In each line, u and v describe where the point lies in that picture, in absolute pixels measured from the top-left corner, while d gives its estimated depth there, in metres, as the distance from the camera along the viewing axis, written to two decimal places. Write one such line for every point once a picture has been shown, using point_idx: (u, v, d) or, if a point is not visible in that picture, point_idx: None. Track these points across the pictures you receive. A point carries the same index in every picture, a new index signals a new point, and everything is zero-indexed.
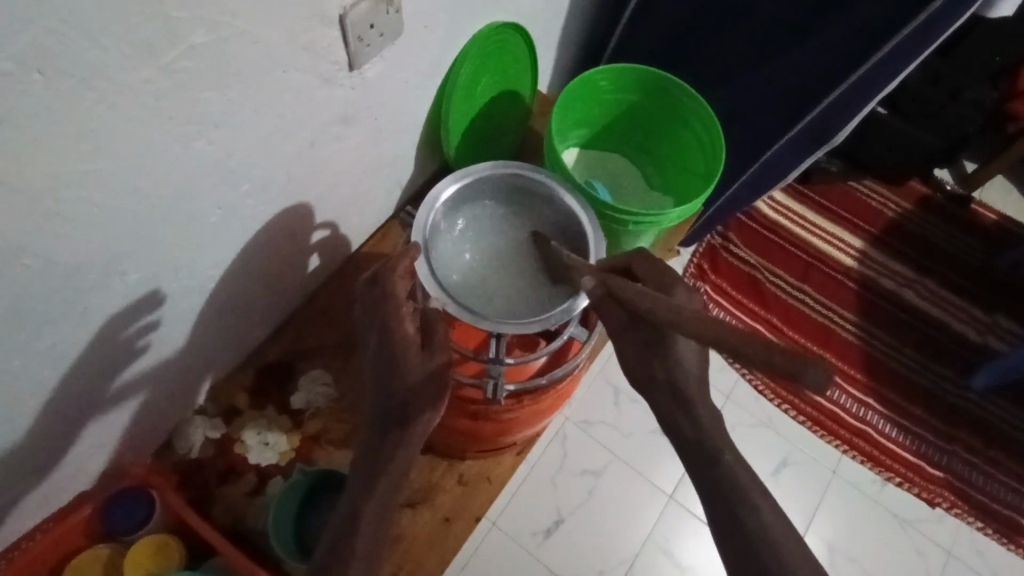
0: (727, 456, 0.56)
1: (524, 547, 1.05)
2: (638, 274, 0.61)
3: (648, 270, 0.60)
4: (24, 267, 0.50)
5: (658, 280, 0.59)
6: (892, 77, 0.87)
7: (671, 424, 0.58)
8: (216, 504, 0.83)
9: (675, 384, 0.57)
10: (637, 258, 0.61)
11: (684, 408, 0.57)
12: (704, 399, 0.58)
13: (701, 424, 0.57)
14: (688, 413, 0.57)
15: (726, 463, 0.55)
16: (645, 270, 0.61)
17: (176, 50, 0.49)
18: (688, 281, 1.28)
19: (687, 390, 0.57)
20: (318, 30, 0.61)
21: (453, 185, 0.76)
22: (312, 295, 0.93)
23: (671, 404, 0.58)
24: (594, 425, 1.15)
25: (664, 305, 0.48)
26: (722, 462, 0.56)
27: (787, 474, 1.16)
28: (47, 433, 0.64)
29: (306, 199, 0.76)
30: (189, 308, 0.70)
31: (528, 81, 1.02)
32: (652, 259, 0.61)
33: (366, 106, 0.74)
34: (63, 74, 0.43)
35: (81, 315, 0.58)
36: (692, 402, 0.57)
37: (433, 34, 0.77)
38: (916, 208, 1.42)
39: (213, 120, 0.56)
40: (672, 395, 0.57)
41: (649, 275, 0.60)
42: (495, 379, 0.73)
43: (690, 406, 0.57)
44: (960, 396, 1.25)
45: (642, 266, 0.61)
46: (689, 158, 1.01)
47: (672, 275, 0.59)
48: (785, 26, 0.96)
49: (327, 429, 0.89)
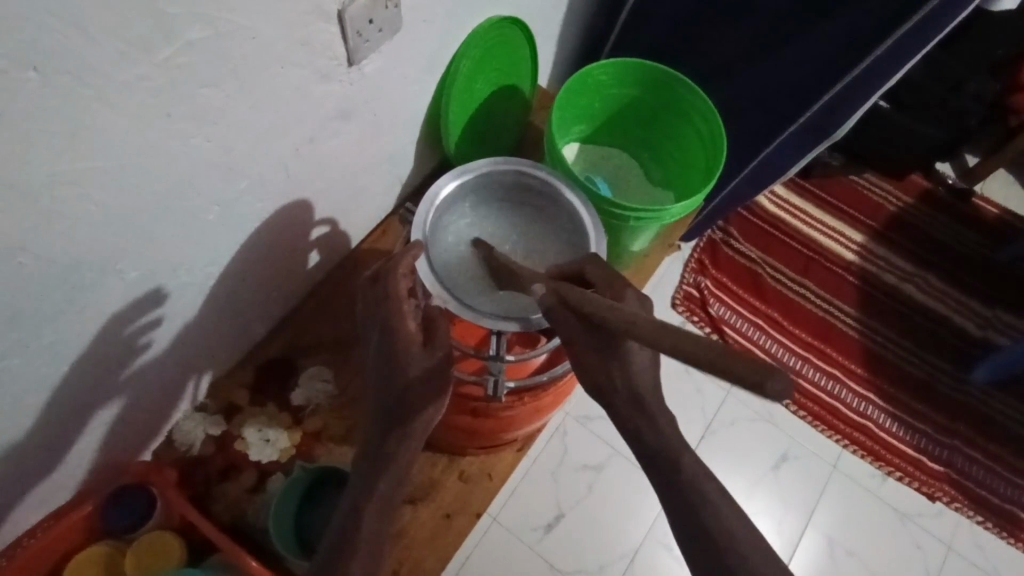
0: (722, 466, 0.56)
1: (525, 542, 1.05)
2: (591, 278, 0.61)
3: (599, 274, 0.61)
4: (19, 265, 0.49)
5: (612, 285, 0.59)
6: (893, 72, 0.87)
7: (632, 432, 0.57)
8: (217, 501, 0.83)
9: (632, 387, 0.56)
10: (588, 262, 0.62)
11: (649, 418, 0.56)
12: (660, 405, 0.57)
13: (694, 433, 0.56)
14: (648, 420, 0.56)
15: (685, 466, 0.54)
16: (597, 274, 0.61)
17: (172, 46, 0.49)
18: (689, 276, 1.28)
19: (644, 393, 0.56)
20: (316, 25, 0.60)
21: (453, 181, 0.76)
22: (312, 291, 0.93)
23: (629, 410, 0.56)
24: (595, 420, 1.15)
25: (591, 299, 0.50)
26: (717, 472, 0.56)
27: (787, 469, 1.16)
28: (47, 430, 0.64)
29: (305, 195, 0.75)
30: (189, 305, 0.70)
31: (528, 74, 1.01)
32: (604, 264, 0.62)
33: (364, 103, 0.74)
34: (55, 70, 0.43)
35: (78, 314, 0.57)
36: (650, 408, 0.56)
37: (432, 29, 0.77)
38: (917, 203, 1.41)
39: (210, 118, 0.56)
40: (627, 398, 0.56)
41: (602, 279, 0.61)
42: (496, 376, 0.73)
43: (650, 412, 0.56)
44: (958, 389, 1.25)
45: (594, 269, 0.62)
46: (690, 152, 1.00)
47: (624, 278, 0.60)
48: (786, 19, 0.95)
49: (327, 427, 0.89)
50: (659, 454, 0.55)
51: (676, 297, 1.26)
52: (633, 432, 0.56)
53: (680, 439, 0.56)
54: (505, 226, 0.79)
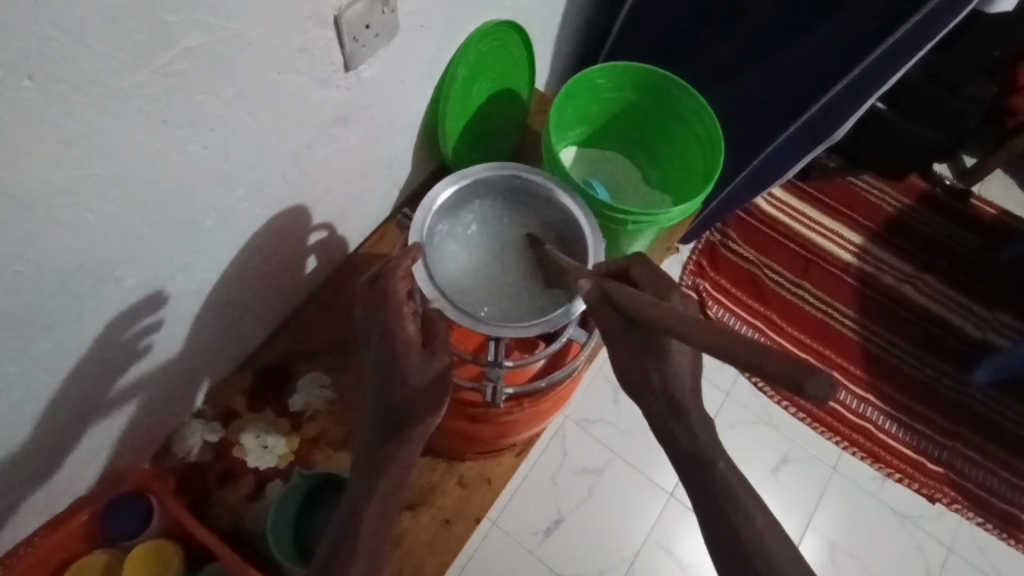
0: (721, 469, 0.56)
1: (526, 547, 1.05)
2: (636, 278, 0.60)
3: (645, 275, 0.60)
4: (16, 273, 0.49)
5: (657, 283, 0.59)
6: (889, 76, 0.87)
7: None
8: (216, 508, 0.83)
9: (668, 388, 0.57)
10: (635, 261, 0.61)
11: None
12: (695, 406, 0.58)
13: (694, 438, 0.56)
14: (682, 421, 0.57)
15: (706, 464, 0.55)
16: (644, 274, 0.60)
17: (169, 53, 0.49)
18: (688, 278, 1.28)
19: (680, 394, 0.57)
20: (312, 32, 0.60)
21: (450, 186, 0.75)
22: (311, 296, 0.93)
23: (664, 411, 0.57)
24: (594, 423, 1.15)
25: (642, 298, 0.50)
26: (716, 474, 0.55)
27: (787, 472, 1.16)
28: (45, 438, 0.64)
29: (302, 201, 0.75)
30: (185, 313, 0.70)
31: (526, 78, 1.00)
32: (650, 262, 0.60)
33: (363, 107, 0.74)
34: (53, 79, 0.43)
35: (76, 320, 0.57)
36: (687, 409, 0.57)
37: (430, 33, 0.77)
38: (915, 204, 1.41)
39: (208, 124, 0.56)
40: None
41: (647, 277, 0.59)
42: (495, 383, 0.74)
43: None
44: (957, 390, 1.25)
45: (640, 269, 0.60)
46: (688, 156, 1.00)
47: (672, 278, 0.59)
48: (783, 22, 0.95)
49: (325, 432, 0.88)
50: (690, 454, 0.56)
51: None
52: (666, 433, 0.58)
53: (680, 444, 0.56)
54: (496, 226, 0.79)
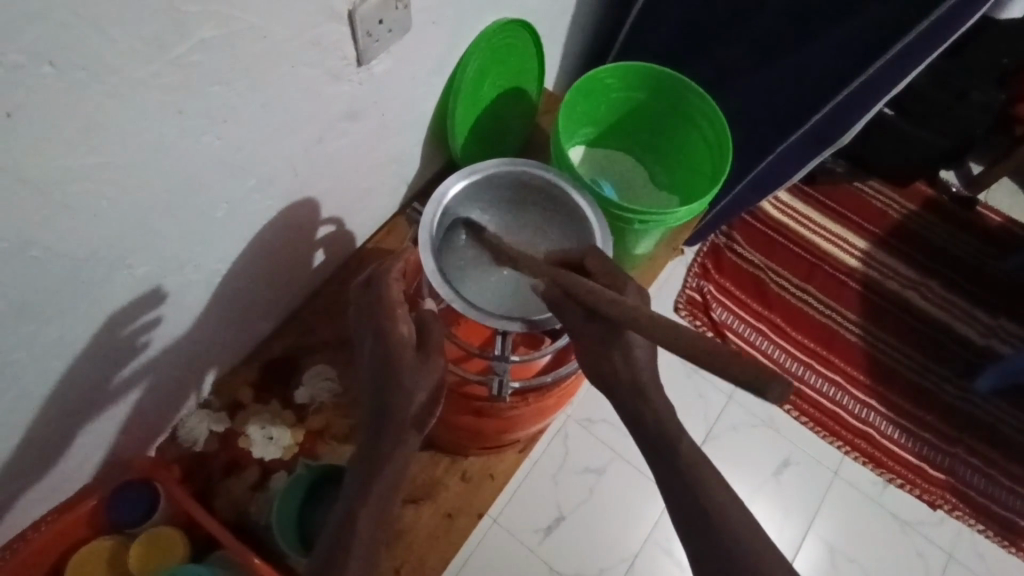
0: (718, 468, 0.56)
1: (525, 544, 1.05)
2: (592, 271, 0.63)
3: (599, 267, 0.63)
4: (31, 258, 0.50)
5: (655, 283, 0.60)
6: (898, 81, 0.87)
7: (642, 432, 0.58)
8: (220, 497, 0.84)
9: None
10: (589, 253, 0.64)
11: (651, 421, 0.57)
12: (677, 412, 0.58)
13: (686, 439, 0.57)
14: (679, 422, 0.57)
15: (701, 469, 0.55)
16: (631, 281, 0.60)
17: (186, 44, 0.49)
18: (693, 280, 1.28)
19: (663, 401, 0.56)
20: (326, 26, 0.60)
21: (461, 181, 0.76)
22: (317, 291, 0.93)
23: (649, 418, 0.58)
24: (596, 423, 1.15)
25: (597, 295, 0.51)
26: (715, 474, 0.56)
27: (788, 475, 1.16)
28: (53, 425, 0.65)
29: (313, 194, 0.76)
30: (193, 304, 0.70)
31: (534, 77, 1.01)
32: (604, 258, 0.63)
33: (374, 102, 0.74)
34: (73, 67, 0.43)
35: (87, 308, 0.58)
36: None
37: (442, 30, 0.77)
38: (920, 210, 1.41)
39: (221, 116, 0.56)
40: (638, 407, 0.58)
41: (604, 271, 0.62)
42: (501, 376, 0.73)
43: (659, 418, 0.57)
44: (960, 397, 1.25)
45: (596, 263, 0.63)
46: (696, 157, 1.00)
47: (625, 273, 0.62)
48: (794, 24, 0.96)
49: (331, 425, 0.89)
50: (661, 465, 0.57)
51: (679, 303, 1.26)
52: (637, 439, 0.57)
53: (679, 444, 0.56)
54: (514, 209, 0.80)
